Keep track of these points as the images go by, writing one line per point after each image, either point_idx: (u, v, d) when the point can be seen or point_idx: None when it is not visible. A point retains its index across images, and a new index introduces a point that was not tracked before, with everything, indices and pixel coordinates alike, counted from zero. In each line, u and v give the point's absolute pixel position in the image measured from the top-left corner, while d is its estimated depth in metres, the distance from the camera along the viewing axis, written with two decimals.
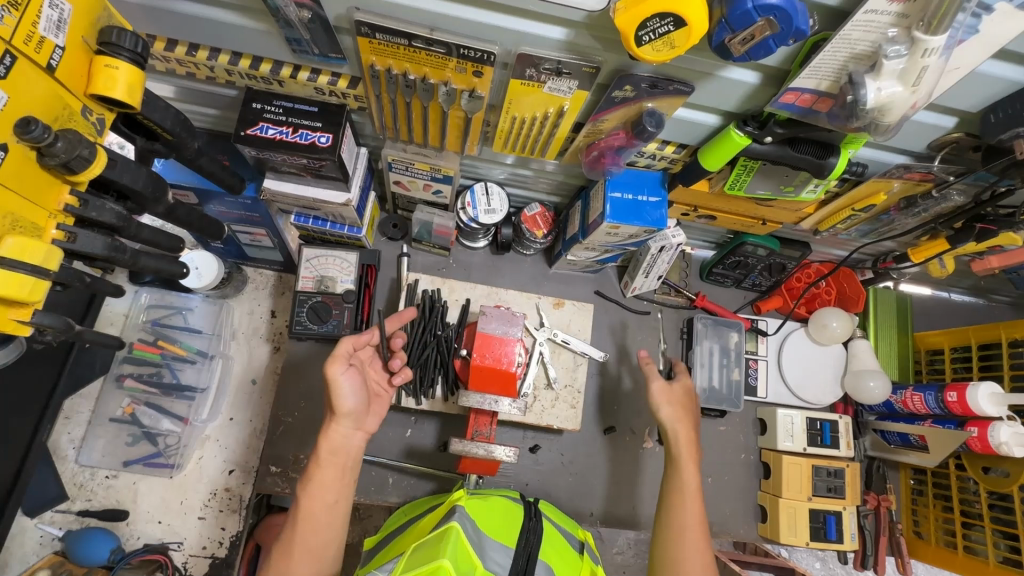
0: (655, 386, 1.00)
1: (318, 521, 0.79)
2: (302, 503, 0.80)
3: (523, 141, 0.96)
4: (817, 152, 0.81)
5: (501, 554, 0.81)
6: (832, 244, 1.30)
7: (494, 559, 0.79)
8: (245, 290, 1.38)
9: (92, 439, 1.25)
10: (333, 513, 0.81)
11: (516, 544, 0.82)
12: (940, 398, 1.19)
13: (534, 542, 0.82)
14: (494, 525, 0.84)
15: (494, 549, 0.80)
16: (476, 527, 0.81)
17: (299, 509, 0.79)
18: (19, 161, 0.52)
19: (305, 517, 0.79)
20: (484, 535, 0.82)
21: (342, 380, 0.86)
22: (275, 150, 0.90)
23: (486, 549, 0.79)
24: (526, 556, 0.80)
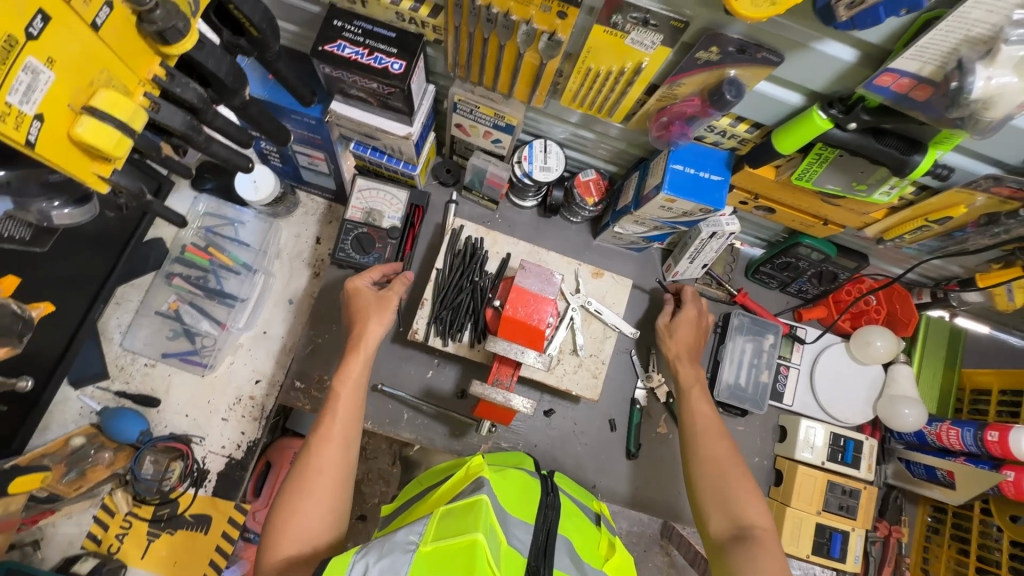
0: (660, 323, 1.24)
1: (348, 409, 0.95)
2: (337, 399, 0.96)
3: (594, 98, 0.93)
4: (903, 147, 0.76)
5: (521, 529, 0.84)
6: (890, 258, 1.25)
7: (517, 535, 0.83)
8: (295, 213, 1.42)
9: (137, 327, 1.32)
10: (358, 406, 0.97)
11: (535, 520, 0.86)
12: (979, 436, 1.14)
13: (552, 517, 0.86)
14: (515, 500, 0.87)
15: (516, 526, 0.83)
16: (500, 503, 0.84)
17: (334, 404, 0.95)
18: (121, 22, 0.54)
19: (341, 405, 0.95)
20: (506, 512, 0.84)
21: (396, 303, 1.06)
22: (347, 69, 0.91)
23: (508, 525, 0.83)
24: (545, 531, 0.85)
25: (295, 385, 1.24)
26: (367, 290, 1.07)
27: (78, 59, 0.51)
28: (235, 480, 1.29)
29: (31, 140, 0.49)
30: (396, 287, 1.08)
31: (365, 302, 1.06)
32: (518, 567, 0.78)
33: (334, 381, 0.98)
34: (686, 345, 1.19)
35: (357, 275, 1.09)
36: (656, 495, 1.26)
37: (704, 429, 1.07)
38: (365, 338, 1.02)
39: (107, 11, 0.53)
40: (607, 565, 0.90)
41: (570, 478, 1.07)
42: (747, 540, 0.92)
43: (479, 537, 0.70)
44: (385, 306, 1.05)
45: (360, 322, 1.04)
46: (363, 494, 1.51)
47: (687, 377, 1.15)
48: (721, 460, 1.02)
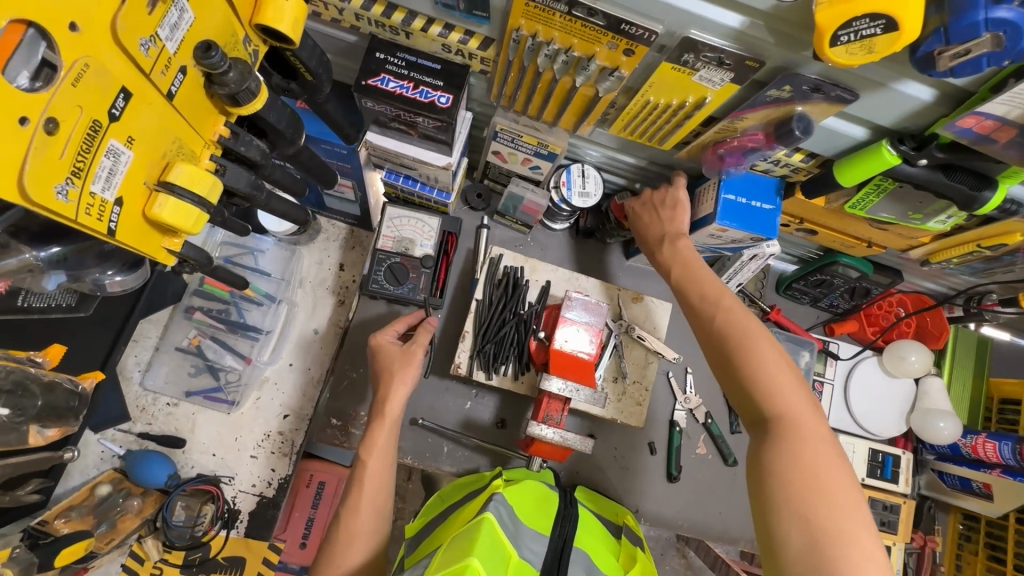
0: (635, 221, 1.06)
1: (376, 481, 0.95)
2: (363, 469, 0.95)
3: (646, 128, 0.91)
4: (973, 182, 0.76)
5: (537, 541, 0.82)
6: (924, 274, 1.26)
7: (529, 546, 0.81)
8: (317, 240, 1.38)
9: (158, 364, 1.27)
10: (387, 473, 0.97)
11: (552, 532, 0.84)
12: (1017, 449, 1.15)
13: (569, 529, 0.84)
14: (528, 511, 0.86)
15: (529, 537, 0.82)
16: (511, 516, 0.82)
17: (361, 475, 0.95)
18: (192, 86, 0.52)
19: (369, 476, 0.95)
20: (520, 524, 0.83)
21: (418, 361, 1.04)
22: (393, 103, 0.87)
23: (521, 538, 0.81)
24: (561, 542, 0.83)
25: (330, 422, 1.20)
26: (391, 346, 1.05)
27: (155, 132, 0.49)
28: (267, 519, 1.25)
29: (111, 227, 0.47)
30: (418, 342, 1.06)
31: (388, 360, 1.04)
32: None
33: (360, 449, 0.97)
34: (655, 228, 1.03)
35: (379, 330, 1.07)
36: (698, 517, 1.26)
37: (714, 300, 0.93)
38: (388, 405, 1.00)
39: (180, 78, 0.50)
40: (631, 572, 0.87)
41: (591, 490, 1.11)
42: (776, 427, 0.79)
43: (472, 562, 0.68)
44: (408, 366, 1.03)
45: (383, 384, 1.02)
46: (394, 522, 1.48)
47: (677, 255, 0.99)
48: (740, 334, 0.87)
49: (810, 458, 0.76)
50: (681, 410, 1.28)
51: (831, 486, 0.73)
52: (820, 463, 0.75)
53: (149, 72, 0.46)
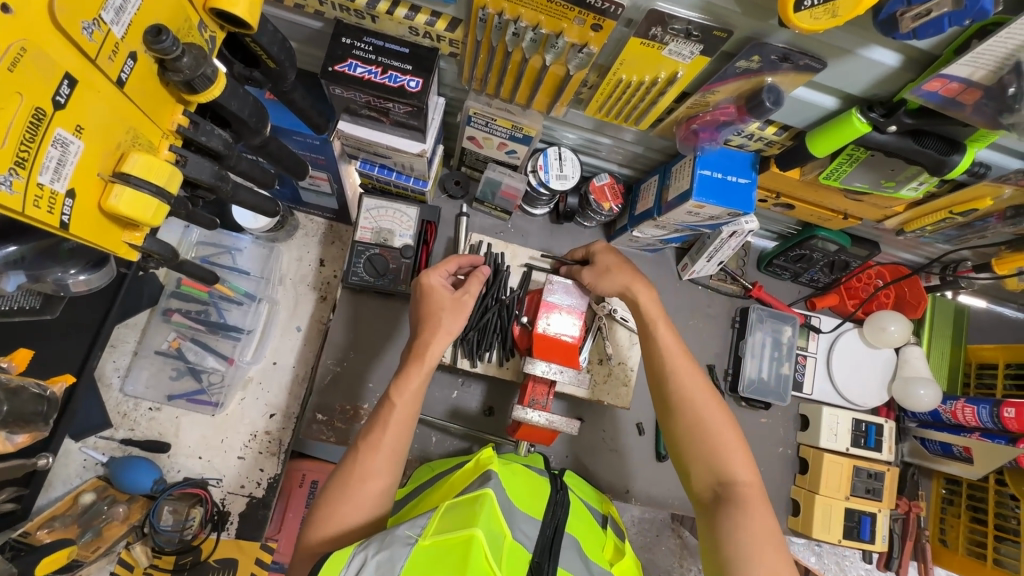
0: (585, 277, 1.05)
1: (400, 420, 0.85)
2: (390, 408, 0.85)
3: (619, 106, 0.91)
4: (943, 147, 0.76)
5: (529, 525, 0.81)
6: (900, 245, 1.27)
7: (523, 529, 0.79)
8: (296, 236, 1.36)
9: (138, 369, 1.25)
10: (412, 420, 0.86)
11: (544, 516, 0.83)
12: (995, 412, 1.17)
13: (561, 515, 0.84)
14: (524, 495, 0.85)
15: (523, 519, 0.80)
16: (508, 497, 0.81)
17: (388, 413, 0.85)
18: (144, 73, 0.51)
19: (395, 418, 0.85)
20: (514, 505, 0.82)
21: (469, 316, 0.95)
22: (362, 89, 0.86)
23: (516, 520, 0.79)
24: (552, 528, 0.82)
25: (316, 417, 1.18)
26: (442, 291, 0.95)
27: (107, 123, 0.48)
28: (258, 519, 1.25)
29: (64, 220, 0.47)
30: (473, 291, 0.96)
31: (437, 303, 0.94)
32: (522, 565, 0.74)
33: (390, 387, 0.87)
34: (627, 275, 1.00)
35: (431, 269, 0.97)
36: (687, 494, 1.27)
37: (675, 365, 0.91)
38: (430, 350, 0.90)
39: (130, 64, 0.49)
40: (615, 567, 0.87)
41: (581, 479, 1.07)
42: (732, 506, 0.79)
43: (477, 533, 0.67)
44: (458, 316, 0.93)
45: (427, 327, 0.92)
46: None
47: (648, 308, 0.96)
48: (698, 407, 0.87)
49: (762, 542, 0.76)
50: None
51: (768, 554, 0.75)
52: (763, 538, 0.77)
53: (95, 57, 0.45)
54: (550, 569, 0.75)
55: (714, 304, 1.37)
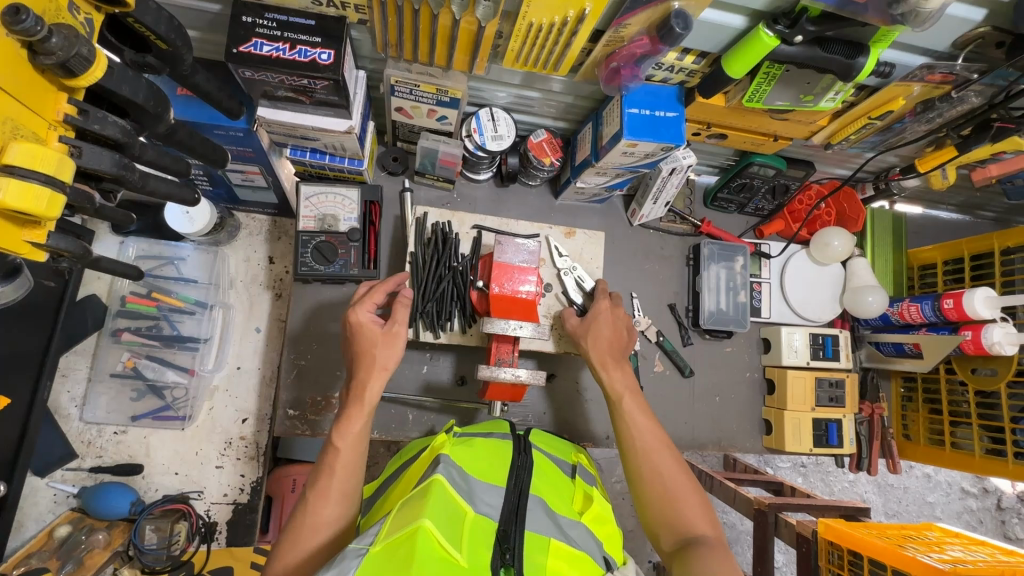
0: (570, 324, 1.07)
1: (347, 462, 0.82)
2: (334, 456, 0.82)
3: (538, 53, 0.90)
4: (847, 51, 0.78)
5: (492, 494, 0.84)
6: (834, 162, 1.32)
7: (486, 501, 0.82)
8: (239, 237, 1.32)
9: (95, 395, 1.21)
10: (360, 460, 0.84)
11: (506, 484, 0.85)
12: (936, 306, 1.24)
13: (523, 480, 0.86)
14: (480, 466, 0.87)
15: (484, 491, 0.83)
16: (462, 473, 0.84)
17: (333, 459, 0.82)
18: (11, 58, 0.50)
19: (340, 464, 0.82)
20: (472, 479, 0.84)
21: (403, 346, 0.91)
22: (272, 69, 0.83)
23: (477, 493, 0.82)
24: (517, 493, 0.84)
25: (288, 414, 1.16)
26: (371, 326, 0.91)
27: None
28: (247, 523, 1.25)
29: None
30: (402, 321, 0.92)
31: (368, 341, 0.89)
32: (487, 535, 0.77)
33: (332, 433, 0.84)
34: (609, 343, 1.03)
35: (358, 305, 0.92)
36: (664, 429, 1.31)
37: (643, 438, 0.92)
38: (369, 389, 0.87)
39: None
40: (584, 516, 0.88)
41: (547, 434, 1.08)
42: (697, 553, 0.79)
43: (424, 522, 0.68)
44: (392, 348, 0.89)
45: (361, 366, 0.88)
46: None
47: (615, 384, 0.98)
48: (663, 470, 0.88)
49: None
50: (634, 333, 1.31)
51: None
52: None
53: None
54: (516, 533, 0.77)
55: (668, 245, 1.40)
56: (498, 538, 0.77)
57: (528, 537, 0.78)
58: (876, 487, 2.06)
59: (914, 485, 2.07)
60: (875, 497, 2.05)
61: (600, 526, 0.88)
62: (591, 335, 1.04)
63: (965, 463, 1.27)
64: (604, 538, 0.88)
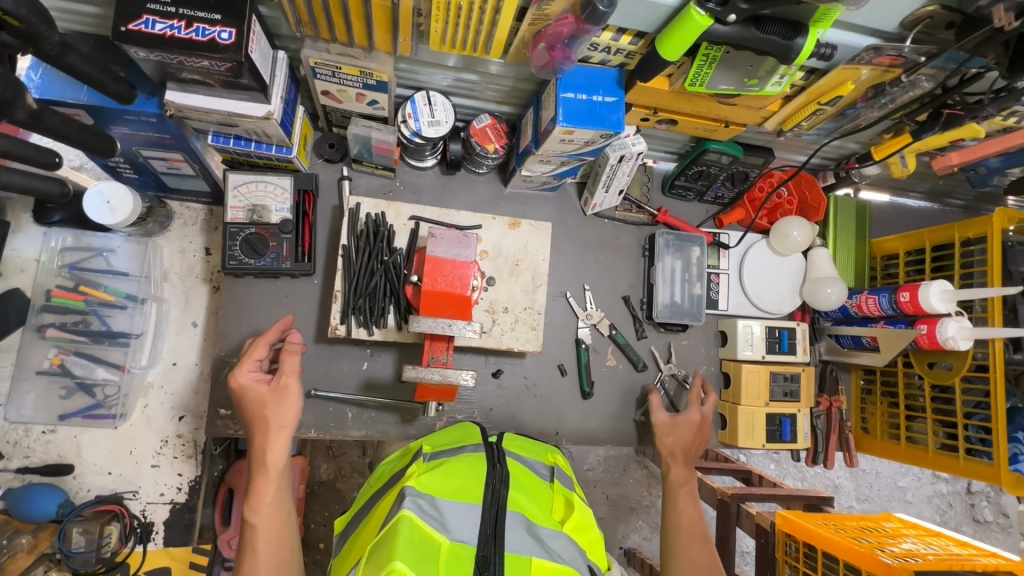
0: (660, 417, 1.16)
1: (272, 534, 0.83)
2: (252, 533, 0.83)
3: (462, 33, 0.84)
4: (784, 32, 0.73)
5: (468, 513, 0.81)
6: (794, 148, 1.26)
7: (462, 525, 0.80)
8: (172, 226, 1.26)
9: (20, 394, 1.16)
10: (285, 524, 0.85)
11: (483, 501, 0.83)
12: (893, 299, 1.20)
13: (500, 495, 0.83)
14: (454, 486, 0.84)
15: (460, 513, 0.81)
16: (432, 498, 0.81)
17: (254, 537, 0.83)
18: None
19: (262, 541, 0.82)
20: (442, 500, 0.82)
21: (296, 400, 0.90)
22: (167, 49, 0.77)
23: (450, 517, 0.80)
24: (494, 512, 0.82)
25: (219, 413, 1.11)
26: (256, 386, 0.90)
27: None
28: (186, 523, 1.22)
29: None
30: (289, 372, 0.91)
31: (257, 402, 0.89)
32: (466, 562, 0.77)
33: (245, 510, 0.84)
34: (685, 445, 1.14)
35: (239, 366, 0.91)
36: (616, 425, 1.28)
37: (687, 527, 1.02)
38: (271, 455, 0.86)
39: None
40: (566, 527, 0.87)
41: (523, 437, 1.05)
42: None
43: (396, 565, 0.70)
44: (284, 405, 0.89)
45: (258, 429, 0.88)
46: (339, 495, 1.61)
47: (677, 478, 1.09)
48: (701, 568, 0.97)
49: None
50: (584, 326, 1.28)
51: None
52: None
53: None
54: (496, 559, 0.77)
55: (623, 235, 1.34)
56: (478, 564, 0.77)
57: (509, 559, 0.78)
58: (848, 472, 2.05)
59: (887, 469, 2.07)
60: (847, 482, 2.05)
61: (582, 534, 0.88)
62: (672, 433, 1.15)
63: (919, 458, 1.24)
64: (586, 546, 0.87)
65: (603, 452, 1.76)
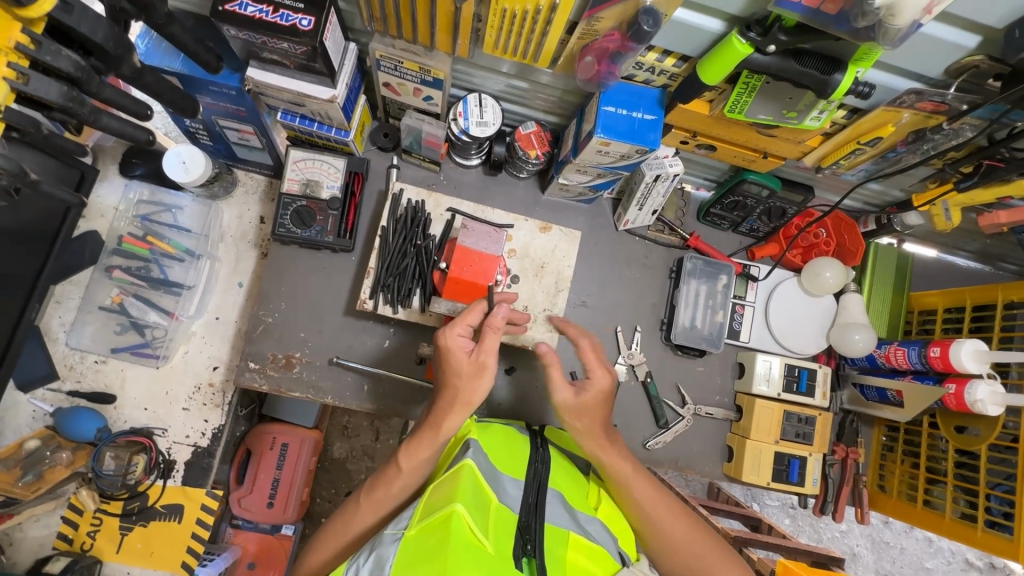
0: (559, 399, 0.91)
1: (406, 484, 0.87)
2: (392, 477, 0.87)
3: (517, 40, 0.90)
4: (823, 66, 0.76)
5: (515, 486, 0.86)
6: (834, 188, 1.26)
7: (508, 492, 0.84)
8: (235, 193, 1.37)
9: (82, 324, 1.29)
10: (416, 482, 0.88)
11: (526, 477, 0.87)
12: (923, 353, 1.17)
13: (543, 473, 0.86)
14: (504, 456, 0.90)
15: (507, 483, 0.85)
16: (489, 464, 0.86)
17: (391, 479, 0.87)
18: None
19: (395, 486, 0.87)
20: (496, 469, 0.87)
21: (490, 380, 0.87)
22: (253, 29, 0.87)
23: (500, 483, 0.85)
24: (537, 486, 0.85)
25: (248, 366, 1.19)
26: (458, 354, 0.87)
27: None
28: (203, 467, 1.30)
29: None
30: (492, 352, 0.87)
31: (455, 369, 0.87)
32: (511, 526, 0.79)
33: (400, 452, 0.87)
34: (601, 421, 0.93)
35: (449, 328, 0.88)
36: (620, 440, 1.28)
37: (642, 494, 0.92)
38: (445, 425, 0.86)
39: None
40: (599, 512, 0.91)
41: (565, 431, 1.09)
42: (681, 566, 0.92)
43: (457, 507, 0.72)
44: (477, 380, 0.86)
45: (445, 397, 0.87)
46: (347, 475, 1.67)
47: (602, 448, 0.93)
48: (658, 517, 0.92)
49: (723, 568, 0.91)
50: (621, 361, 1.30)
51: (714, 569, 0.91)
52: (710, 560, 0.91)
53: None
54: (537, 526, 0.79)
55: (652, 255, 1.36)
56: (521, 531, 0.79)
57: (548, 530, 0.81)
58: (869, 541, 1.94)
59: (912, 546, 1.95)
60: (867, 552, 1.94)
61: (613, 522, 0.91)
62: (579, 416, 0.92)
63: (934, 524, 1.19)
64: (617, 534, 0.90)
65: None
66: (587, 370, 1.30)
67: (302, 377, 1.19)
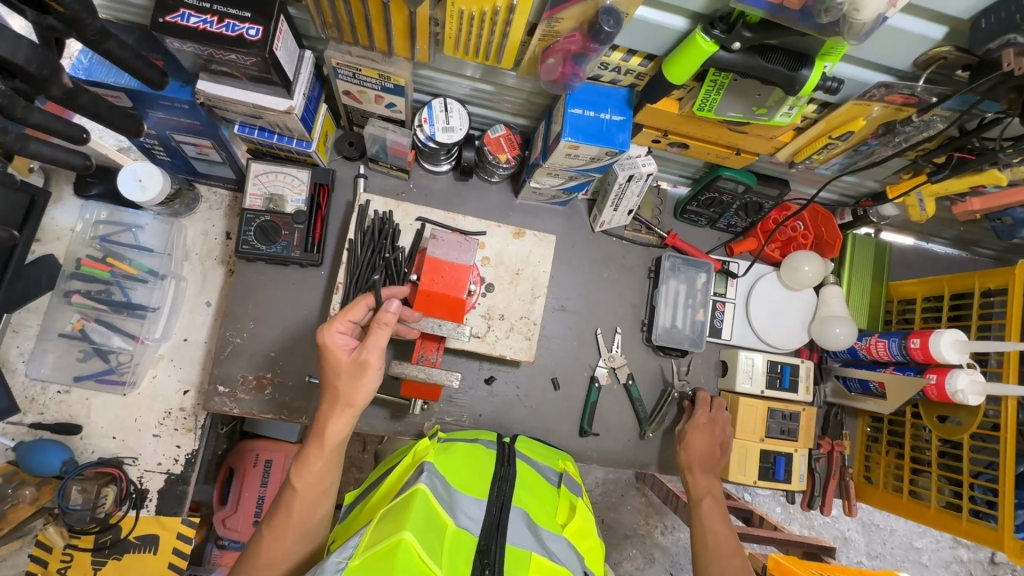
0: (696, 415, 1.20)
1: (311, 499, 0.84)
2: (293, 494, 0.84)
3: (477, 44, 0.87)
4: (789, 62, 0.73)
5: (473, 506, 0.83)
6: (809, 180, 1.25)
7: (467, 513, 0.82)
8: (198, 210, 1.32)
9: (42, 353, 1.23)
10: (323, 494, 0.86)
11: (489, 496, 0.85)
12: (903, 345, 1.16)
13: (506, 491, 0.86)
14: (463, 477, 0.87)
15: (465, 503, 0.82)
16: (445, 485, 0.83)
17: (290, 497, 0.84)
18: None
19: (297, 504, 0.84)
20: (454, 490, 0.84)
21: (374, 379, 0.85)
22: (198, 41, 0.82)
23: (458, 504, 0.82)
24: (498, 506, 0.83)
25: (217, 390, 1.15)
26: (337, 354, 0.86)
27: None
28: (178, 495, 1.25)
29: None
30: (373, 348, 0.85)
31: (335, 369, 0.86)
32: (468, 549, 0.77)
33: (291, 469, 0.85)
34: (701, 455, 1.15)
35: (328, 325, 0.86)
36: (604, 444, 1.26)
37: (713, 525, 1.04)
38: (331, 429, 0.85)
39: None
40: (566, 530, 0.88)
41: (534, 439, 1.07)
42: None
43: (404, 536, 0.68)
44: (358, 381, 0.85)
45: (327, 402, 0.86)
46: None
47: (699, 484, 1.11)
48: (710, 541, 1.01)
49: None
50: (602, 365, 1.28)
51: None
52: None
53: None
54: (497, 549, 0.77)
55: (630, 255, 1.34)
56: (479, 554, 0.77)
57: (509, 552, 0.78)
58: (859, 525, 1.96)
59: (901, 527, 1.97)
60: (858, 536, 1.95)
61: (581, 540, 0.88)
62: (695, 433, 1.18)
63: (920, 514, 1.18)
64: (584, 553, 0.87)
65: (601, 475, 1.74)
66: (568, 375, 1.27)
67: (274, 398, 1.15)
